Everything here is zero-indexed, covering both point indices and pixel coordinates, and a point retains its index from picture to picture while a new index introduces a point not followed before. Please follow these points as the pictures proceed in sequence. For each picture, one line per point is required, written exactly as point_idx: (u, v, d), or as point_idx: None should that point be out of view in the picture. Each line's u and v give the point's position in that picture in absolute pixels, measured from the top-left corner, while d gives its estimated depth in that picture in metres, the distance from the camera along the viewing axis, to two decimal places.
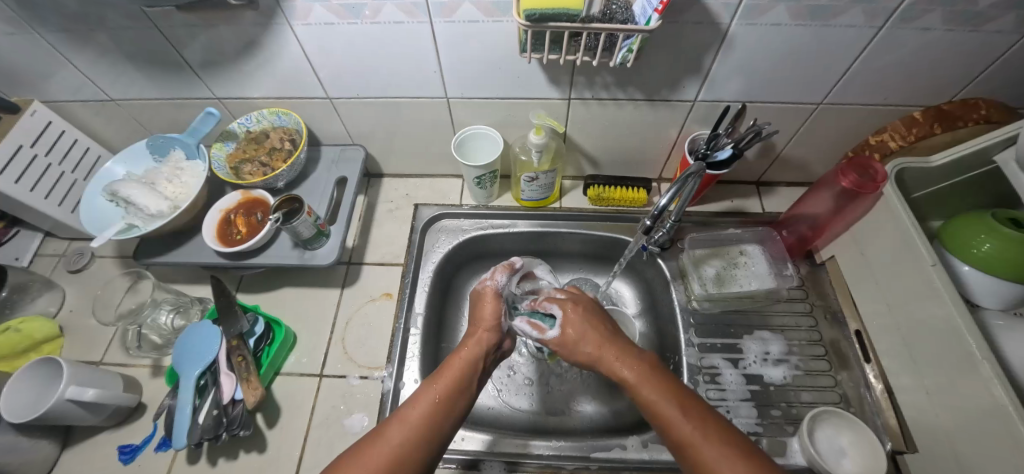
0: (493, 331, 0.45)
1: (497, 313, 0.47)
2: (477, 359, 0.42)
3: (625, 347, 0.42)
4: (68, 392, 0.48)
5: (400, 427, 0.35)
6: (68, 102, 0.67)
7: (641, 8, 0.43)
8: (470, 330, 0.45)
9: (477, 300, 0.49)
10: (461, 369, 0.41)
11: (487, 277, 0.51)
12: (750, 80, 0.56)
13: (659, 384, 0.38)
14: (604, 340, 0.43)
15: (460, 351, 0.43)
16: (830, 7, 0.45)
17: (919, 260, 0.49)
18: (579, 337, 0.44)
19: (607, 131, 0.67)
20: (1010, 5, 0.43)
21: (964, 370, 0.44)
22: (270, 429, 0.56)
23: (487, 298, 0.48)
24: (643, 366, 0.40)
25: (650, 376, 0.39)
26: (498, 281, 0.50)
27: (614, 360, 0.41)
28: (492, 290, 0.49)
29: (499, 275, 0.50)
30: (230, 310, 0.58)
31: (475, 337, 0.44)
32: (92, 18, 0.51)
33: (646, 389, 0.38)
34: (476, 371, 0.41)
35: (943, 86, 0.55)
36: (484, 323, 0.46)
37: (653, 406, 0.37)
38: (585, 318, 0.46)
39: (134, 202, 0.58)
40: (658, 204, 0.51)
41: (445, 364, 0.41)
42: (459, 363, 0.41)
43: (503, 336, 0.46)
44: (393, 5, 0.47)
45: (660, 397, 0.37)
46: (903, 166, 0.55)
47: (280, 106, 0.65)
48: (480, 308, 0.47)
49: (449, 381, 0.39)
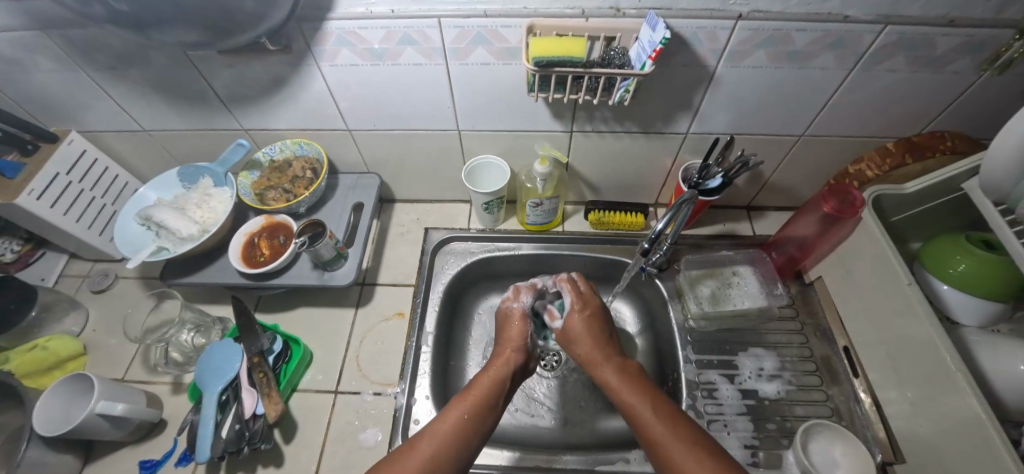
0: (518, 349, 0.50)
1: (524, 332, 0.52)
2: (504, 379, 0.46)
3: (612, 356, 0.48)
4: (99, 406, 0.51)
5: (430, 440, 0.39)
6: (102, 132, 0.72)
7: (637, 54, 0.48)
8: (499, 350, 0.50)
9: (506, 320, 0.54)
10: (487, 386, 0.45)
11: (512, 298, 0.56)
12: (736, 115, 0.62)
13: (640, 391, 0.43)
14: (603, 344, 0.50)
15: (489, 369, 0.48)
16: (805, 51, 0.51)
17: (896, 279, 0.53)
18: (581, 336, 0.51)
19: (606, 160, 0.72)
20: (964, 50, 0.49)
21: (942, 382, 0.47)
22: (288, 443, 0.58)
23: (515, 319, 0.53)
24: (625, 374, 0.45)
25: (630, 383, 0.44)
26: (523, 303, 0.55)
27: (601, 365, 0.47)
28: (519, 311, 0.54)
29: (523, 297, 0.55)
30: (251, 330, 0.61)
31: (503, 357, 0.49)
32: (139, 58, 0.57)
33: (623, 393, 0.43)
34: (503, 388, 0.46)
35: (912, 120, 0.61)
36: (512, 343, 0.51)
37: (630, 408, 0.42)
38: (587, 321, 0.52)
39: (166, 226, 0.62)
40: (655, 228, 0.54)
41: (474, 382, 0.45)
42: (486, 381, 0.46)
43: (528, 356, 0.51)
44: (414, 50, 0.53)
45: (637, 401, 0.42)
46: (881, 193, 0.60)
47: (302, 137, 0.70)
48: (507, 329, 0.53)
49: (475, 398, 0.43)
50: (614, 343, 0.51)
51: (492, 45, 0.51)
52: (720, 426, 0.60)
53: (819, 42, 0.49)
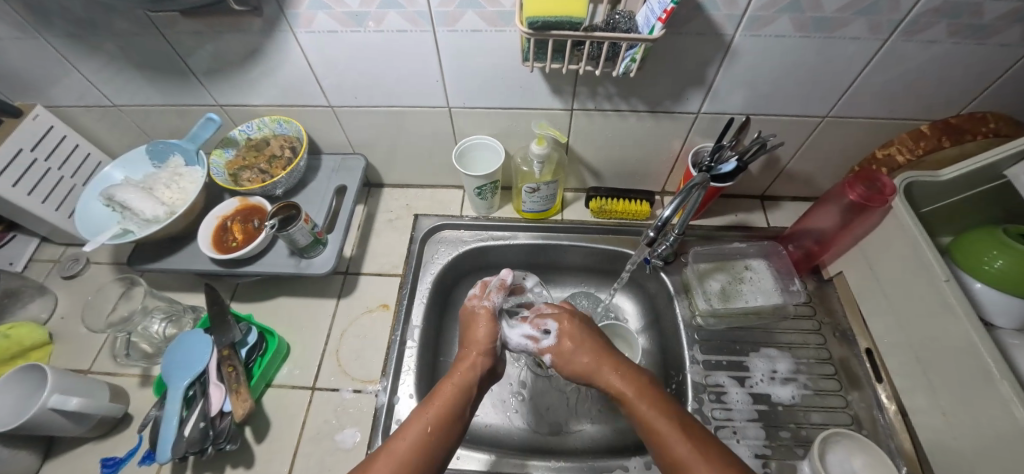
0: (486, 353, 0.46)
1: (493, 334, 0.47)
2: (471, 384, 0.42)
3: (617, 362, 0.44)
4: (51, 401, 0.47)
5: (388, 461, 0.34)
6: (71, 107, 0.67)
7: (645, 18, 0.42)
8: (465, 351, 0.46)
9: (470, 319, 0.49)
10: (452, 395, 0.41)
11: (477, 297, 0.51)
12: (753, 93, 0.56)
13: (655, 404, 0.39)
14: (599, 355, 0.45)
15: (453, 375, 0.43)
16: (834, 18, 0.45)
17: (930, 274, 0.47)
18: (574, 349, 0.46)
19: (611, 143, 0.67)
20: (1017, 17, 0.43)
21: (984, 393, 0.42)
22: (259, 443, 0.54)
23: (482, 320, 0.48)
24: (641, 384, 0.41)
25: (647, 391, 0.41)
26: (493, 302, 0.50)
27: (608, 375, 0.43)
28: (486, 310, 0.49)
29: (493, 296, 0.51)
30: (223, 320, 0.57)
31: (469, 360, 0.44)
32: (98, 24, 0.52)
33: (640, 406, 0.39)
34: (467, 398, 0.41)
35: (949, 99, 0.55)
36: (479, 345, 0.47)
37: (646, 423, 0.38)
38: (582, 327, 0.48)
39: (130, 207, 0.59)
40: (661, 216, 0.49)
41: (437, 390, 0.41)
42: (450, 389, 0.41)
43: (497, 358, 0.47)
44: (397, 14, 0.47)
45: (653, 411, 0.38)
46: (913, 180, 0.54)
47: (281, 114, 0.65)
48: (473, 329, 0.48)
49: (440, 409, 0.39)
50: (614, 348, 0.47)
51: (484, 9, 0.46)
52: (728, 433, 0.55)
53: (851, 7, 0.43)
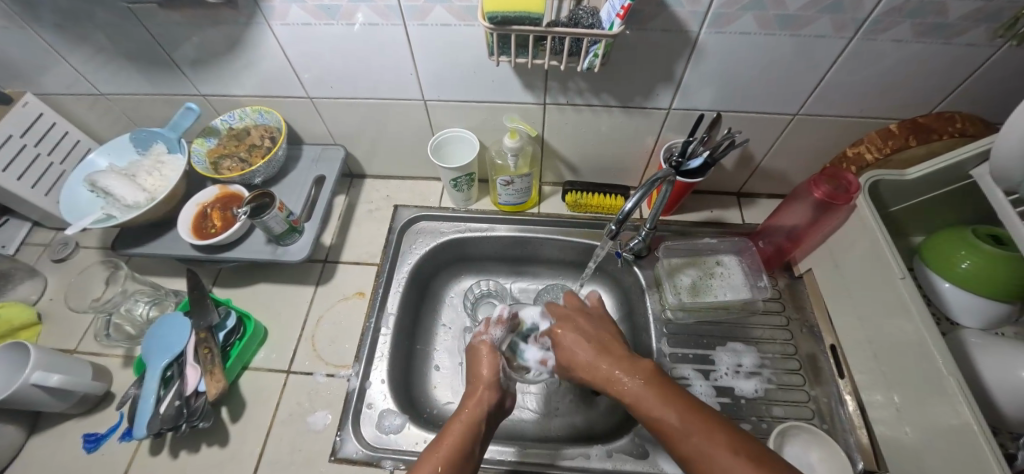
0: (492, 385, 0.47)
1: (496, 366, 0.49)
2: (479, 419, 0.43)
3: (619, 360, 0.44)
4: (33, 377, 0.49)
5: None
6: (60, 95, 0.69)
7: (607, 13, 0.43)
8: (471, 389, 0.47)
9: (474, 355, 0.51)
10: (461, 434, 0.41)
11: (481, 331, 0.54)
12: (723, 90, 0.56)
13: (662, 398, 0.38)
14: (602, 356, 0.45)
15: (462, 412, 0.44)
16: (798, 16, 0.45)
17: (888, 271, 0.48)
18: (574, 356, 0.47)
19: (584, 138, 0.67)
20: (981, 17, 0.43)
21: (931, 387, 0.43)
22: (233, 423, 0.56)
23: (485, 354, 0.50)
24: (642, 378, 0.41)
25: (651, 386, 0.40)
26: (492, 335, 0.54)
27: (610, 376, 0.43)
28: (487, 344, 0.51)
29: (493, 330, 0.54)
30: (202, 304, 0.59)
31: (475, 396, 0.45)
32: (80, 14, 0.53)
33: (647, 404, 0.39)
34: (476, 434, 0.42)
35: (920, 97, 0.55)
36: (483, 379, 0.48)
37: (656, 419, 0.38)
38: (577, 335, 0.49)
39: (112, 193, 0.61)
40: (624, 209, 0.50)
41: (447, 429, 0.41)
42: (460, 426, 0.42)
43: (503, 391, 0.47)
44: (368, 8, 0.48)
45: (662, 408, 0.37)
46: (877, 178, 0.54)
47: (262, 104, 0.66)
48: (478, 364, 0.50)
49: (449, 448, 0.39)
50: (614, 345, 0.46)
51: (451, 4, 0.47)
52: None
53: (814, 5, 0.43)
